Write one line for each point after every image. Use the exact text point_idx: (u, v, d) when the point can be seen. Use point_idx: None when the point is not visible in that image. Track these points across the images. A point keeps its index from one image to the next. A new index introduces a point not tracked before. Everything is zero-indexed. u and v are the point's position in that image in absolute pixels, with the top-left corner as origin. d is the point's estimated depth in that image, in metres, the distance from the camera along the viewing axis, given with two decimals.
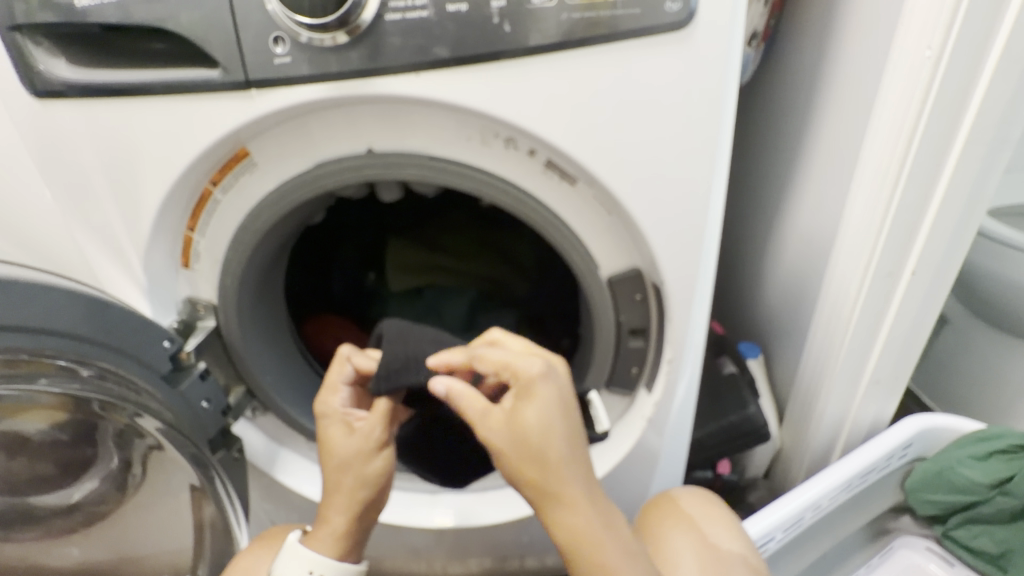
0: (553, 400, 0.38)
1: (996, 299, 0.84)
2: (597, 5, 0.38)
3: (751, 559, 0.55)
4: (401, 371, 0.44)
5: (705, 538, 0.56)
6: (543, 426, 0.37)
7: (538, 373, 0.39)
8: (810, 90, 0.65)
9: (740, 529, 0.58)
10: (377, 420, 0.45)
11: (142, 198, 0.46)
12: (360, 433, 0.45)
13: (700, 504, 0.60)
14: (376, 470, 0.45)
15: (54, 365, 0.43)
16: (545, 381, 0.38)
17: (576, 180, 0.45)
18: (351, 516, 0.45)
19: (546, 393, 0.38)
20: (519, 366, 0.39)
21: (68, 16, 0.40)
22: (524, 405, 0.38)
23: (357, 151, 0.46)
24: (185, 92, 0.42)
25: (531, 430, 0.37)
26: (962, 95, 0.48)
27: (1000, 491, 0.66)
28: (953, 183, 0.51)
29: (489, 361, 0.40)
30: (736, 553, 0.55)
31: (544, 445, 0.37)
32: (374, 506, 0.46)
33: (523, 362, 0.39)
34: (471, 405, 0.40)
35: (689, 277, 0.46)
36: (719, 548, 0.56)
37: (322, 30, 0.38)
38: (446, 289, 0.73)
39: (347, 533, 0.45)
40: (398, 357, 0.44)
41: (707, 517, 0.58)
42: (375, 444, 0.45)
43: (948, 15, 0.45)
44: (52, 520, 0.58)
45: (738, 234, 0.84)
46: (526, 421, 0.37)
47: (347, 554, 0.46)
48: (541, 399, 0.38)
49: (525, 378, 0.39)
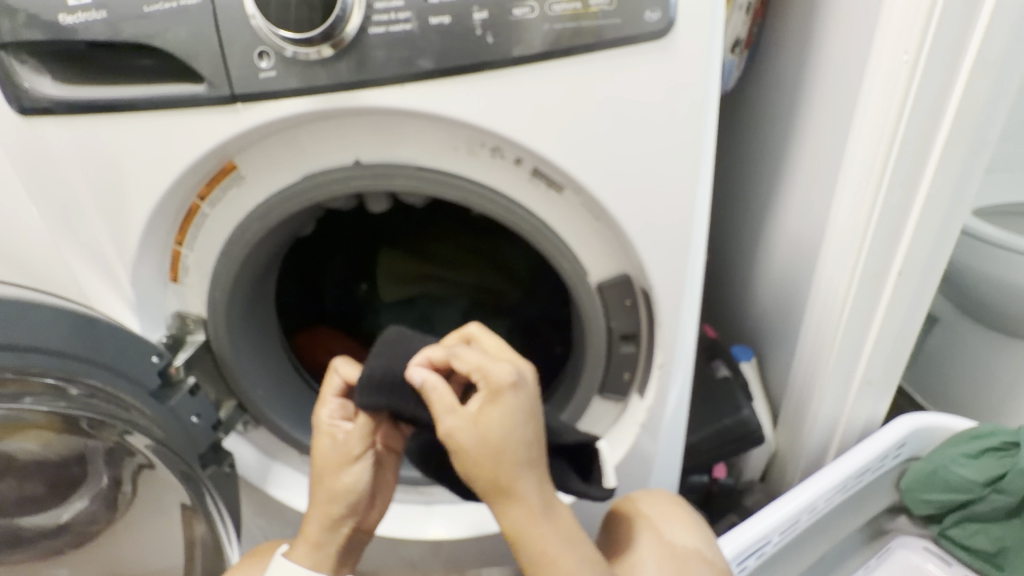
0: (519, 409, 0.38)
1: (984, 297, 0.85)
2: (580, 16, 0.38)
3: (707, 553, 0.53)
4: (382, 383, 0.42)
5: (662, 536, 0.54)
6: (505, 429, 0.38)
7: (506, 381, 0.38)
8: (793, 95, 0.66)
9: (697, 525, 0.55)
10: (357, 435, 0.44)
11: (129, 214, 0.46)
12: (339, 444, 0.45)
13: (654, 502, 0.57)
14: (346, 483, 0.44)
15: (41, 383, 0.43)
16: (515, 391, 0.38)
17: (563, 187, 0.45)
18: (323, 525, 0.44)
19: (515, 400, 0.38)
20: (491, 371, 0.39)
21: (55, 34, 0.40)
22: (489, 409, 0.38)
23: (345, 163, 0.46)
24: (171, 108, 0.42)
25: (494, 434, 0.38)
26: (940, 97, 0.48)
27: (994, 489, 0.66)
28: (934, 184, 0.52)
29: (463, 361, 0.40)
30: (691, 548, 0.53)
31: (505, 449, 0.38)
32: (347, 519, 0.45)
33: (494, 367, 0.39)
34: (440, 401, 0.39)
35: (678, 283, 0.47)
36: (675, 545, 0.53)
37: (308, 44, 0.38)
38: (437, 297, 0.74)
39: (320, 543, 0.45)
40: (391, 379, 0.42)
41: (662, 514, 0.56)
42: (351, 456, 0.44)
43: (924, 20, 0.46)
44: (39, 542, 0.57)
45: (729, 238, 0.84)
46: (488, 427, 0.38)
47: (324, 567, 0.45)
48: (505, 407, 0.38)
49: (496, 385, 0.38)
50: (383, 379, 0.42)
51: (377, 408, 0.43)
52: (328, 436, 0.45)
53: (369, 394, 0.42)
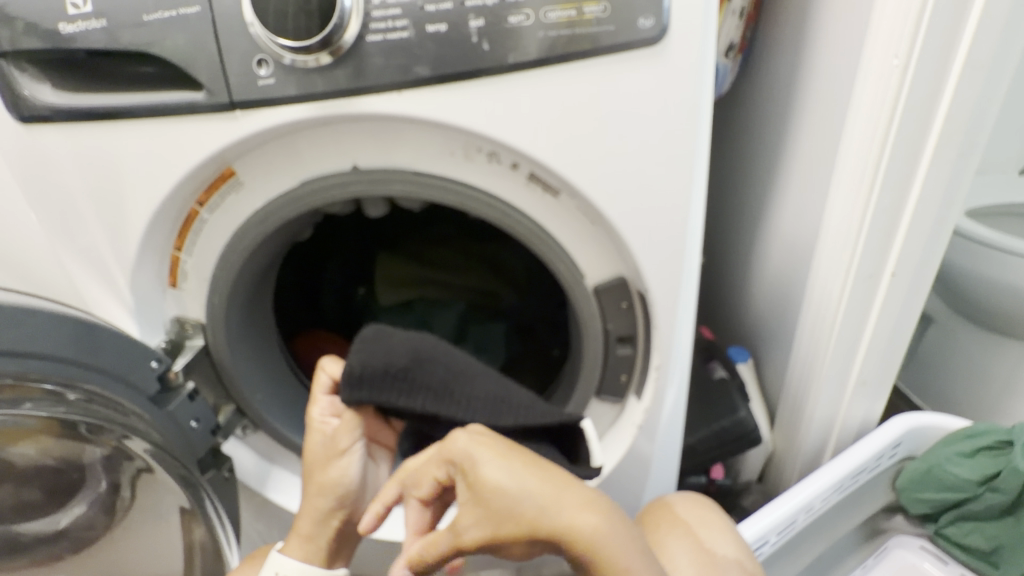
0: (499, 450, 0.35)
1: (978, 298, 0.85)
2: (575, 23, 0.39)
3: (746, 563, 0.55)
4: (367, 378, 0.41)
5: (701, 543, 0.56)
6: (500, 474, 0.34)
7: (467, 443, 0.36)
8: (787, 98, 0.66)
9: (733, 531, 0.57)
10: (343, 431, 0.44)
11: (128, 221, 0.47)
12: (327, 440, 0.45)
13: (691, 508, 0.59)
14: (333, 478, 0.44)
15: (40, 390, 0.44)
16: (475, 442, 0.36)
17: (558, 191, 0.46)
18: (311, 519, 0.46)
19: (485, 447, 0.36)
20: (448, 446, 0.37)
21: (54, 42, 0.41)
22: (473, 475, 0.35)
23: (342, 168, 0.47)
24: (170, 115, 0.42)
25: (495, 486, 0.34)
26: (931, 100, 0.49)
27: (988, 488, 0.66)
28: (926, 186, 0.53)
29: (420, 478, 0.38)
30: (730, 558, 0.55)
31: (516, 492, 0.33)
32: (335, 513, 0.46)
33: (449, 443, 0.37)
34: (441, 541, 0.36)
35: (673, 286, 0.47)
36: (715, 553, 0.55)
37: (305, 52, 0.39)
38: (434, 301, 0.73)
39: (311, 537, 0.47)
40: (371, 376, 0.41)
41: (701, 523, 0.58)
42: (338, 450, 0.44)
43: (913, 25, 0.46)
44: (36, 548, 0.58)
45: (725, 240, 0.85)
46: (485, 485, 0.34)
47: (316, 559, 0.47)
48: (484, 457, 0.35)
49: (459, 452, 0.36)
50: (363, 376, 0.41)
51: (361, 403, 0.42)
52: (319, 433, 0.45)
53: (353, 388, 0.41)
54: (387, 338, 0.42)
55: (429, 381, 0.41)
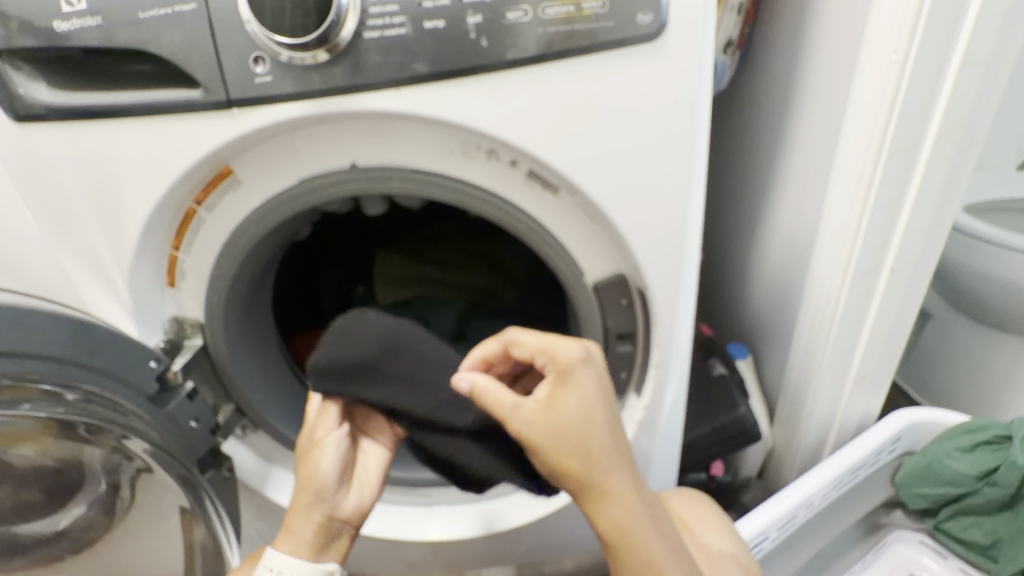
0: (594, 386, 0.39)
1: (976, 293, 0.85)
2: (574, 19, 0.39)
3: (741, 558, 0.55)
4: (334, 369, 0.43)
5: (696, 538, 0.56)
6: (584, 412, 0.38)
7: (576, 359, 0.39)
8: (785, 93, 0.66)
9: (728, 526, 0.57)
10: (322, 420, 0.47)
11: (125, 220, 0.46)
12: (309, 432, 0.47)
13: (686, 503, 0.59)
14: (311, 465, 0.45)
15: (38, 390, 0.43)
16: (586, 367, 0.39)
17: (558, 188, 0.45)
18: (295, 510, 0.45)
19: (586, 376, 0.39)
20: (557, 351, 0.39)
21: (50, 40, 0.41)
22: (562, 392, 0.38)
23: (341, 166, 0.47)
24: (166, 114, 0.42)
25: (570, 418, 0.38)
26: (929, 97, 0.49)
27: (987, 482, 0.67)
28: (925, 182, 0.53)
29: (523, 347, 0.41)
30: (725, 551, 0.55)
31: (589, 435, 0.38)
32: (316, 502, 0.45)
33: (559, 347, 0.39)
34: (496, 401, 0.39)
35: (673, 283, 0.47)
36: (710, 548, 0.55)
37: (302, 49, 0.39)
38: (435, 300, 0.75)
39: (294, 530, 0.44)
40: (336, 368, 0.43)
41: (695, 518, 0.58)
42: (316, 441, 0.46)
43: (912, 21, 0.46)
44: (36, 549, 0.57)
45: (724, 236, 0.85)
46: (566, 412, 0.38)
47: (304, 551, 0.44)
48: (582, 385, 0.38)
49: (564, 363, 0.39)
50: (330, 368, 0.43)
51: (328, 394, 0.44)
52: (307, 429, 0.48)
53: (321, 379, 0.43)
54: (361, 328, 0.44)
55: (398, 370, 0.44)
